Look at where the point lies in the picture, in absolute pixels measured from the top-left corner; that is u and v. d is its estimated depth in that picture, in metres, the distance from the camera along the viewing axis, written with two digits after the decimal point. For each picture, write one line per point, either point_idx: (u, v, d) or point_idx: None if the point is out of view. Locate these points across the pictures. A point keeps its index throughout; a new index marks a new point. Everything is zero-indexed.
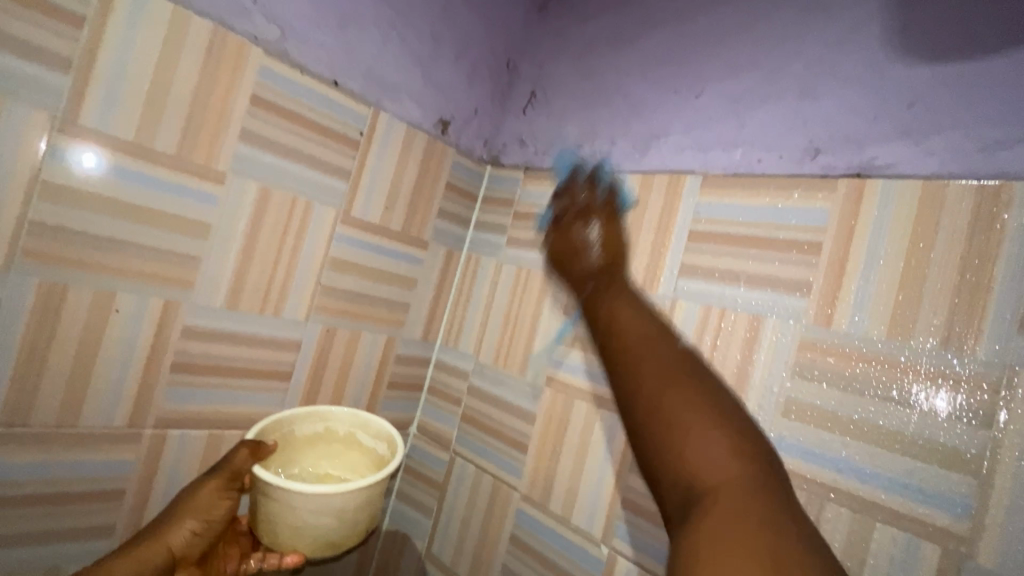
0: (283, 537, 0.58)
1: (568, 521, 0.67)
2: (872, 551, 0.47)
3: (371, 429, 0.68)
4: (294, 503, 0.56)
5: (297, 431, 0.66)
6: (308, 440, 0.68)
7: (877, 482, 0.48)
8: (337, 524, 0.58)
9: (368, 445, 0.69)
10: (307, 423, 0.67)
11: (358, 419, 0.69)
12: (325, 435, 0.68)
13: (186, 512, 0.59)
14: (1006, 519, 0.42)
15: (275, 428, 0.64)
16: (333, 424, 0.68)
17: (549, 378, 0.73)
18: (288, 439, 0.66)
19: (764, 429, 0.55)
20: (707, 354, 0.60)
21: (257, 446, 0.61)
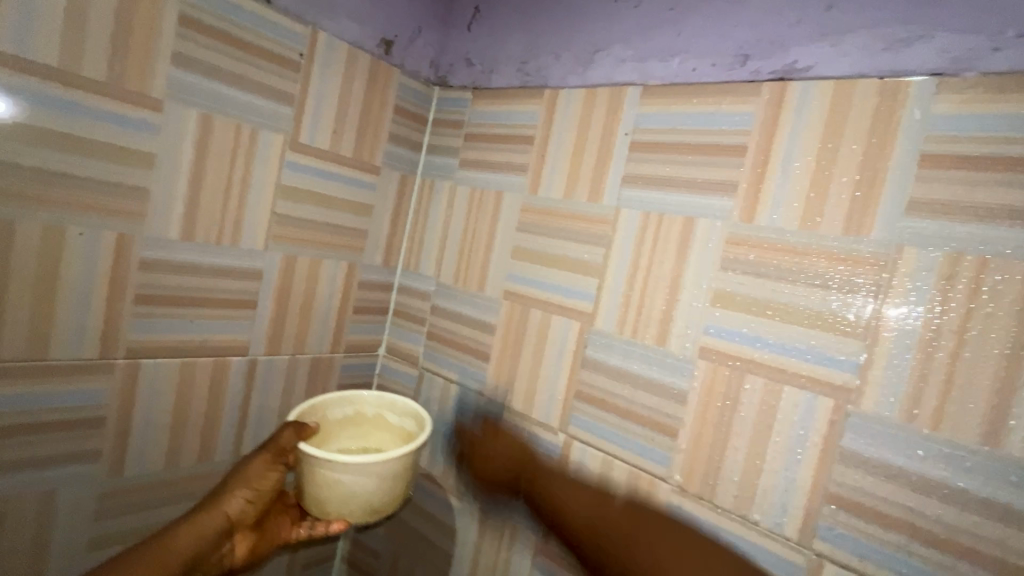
0: (330, 506, 0.62)
1: (528, 416, 0.74)
2: (780, 412, 0.54)
3: (398, 408, 0.74)
4: (338, 473, 0.60)
5: (331, 413, 0.72)
6: (342, 422, 0.74)
7: (786, 353, 0.54)
8: (378, 490, 0.62)
9: (396, 424, 0.75)
10: (339, 405, 0.73)
11: (385, 400, 0.75)
12: (356, 418, 0.74)
13: (240, 483, 0.65)
14: (886, 374, 0.49)
15: (312, 411, 0.70)
16: (363, 406, 0.74)
17: (506, 291, 0.78)
18: (323, 422, 0.72)
19: (695, 319, 0.60)
20: (647, 258, 0.64)
21: (299, 427, 0.65)
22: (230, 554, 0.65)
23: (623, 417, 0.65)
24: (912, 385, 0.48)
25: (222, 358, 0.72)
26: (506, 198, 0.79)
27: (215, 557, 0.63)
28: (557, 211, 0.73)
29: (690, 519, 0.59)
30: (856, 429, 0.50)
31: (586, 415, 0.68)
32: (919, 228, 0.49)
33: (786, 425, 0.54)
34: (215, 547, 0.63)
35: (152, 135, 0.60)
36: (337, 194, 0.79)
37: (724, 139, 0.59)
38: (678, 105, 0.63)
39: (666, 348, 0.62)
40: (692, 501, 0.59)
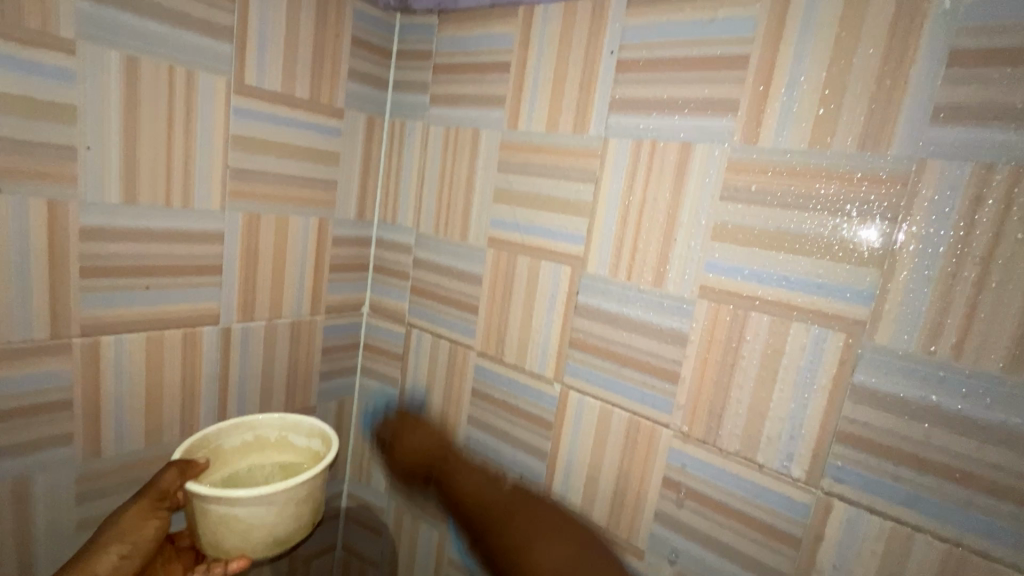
0: (229, 544, 0.57)
1: (522, 367, 0.71)
2: (787, 350, 0.51)
3: (304, 426, 0.71)
4: (232, 507, 0.55)
5: (226, 443, 0.66)
6: (238, 450, 0.68)
7: (794, 286, 0.50)
8: (280, 520, 0.58)
9: (302, 444, 0.71)
10: (235, 433, 0.67)
11: (288, 422, 0.71)
12: (255, 443, 0.69)
13: (112, 539, 0.53)
14: (903, 304, 0.45)
15: (204, 443, 0.63)
16: (262, 430, 0.69)
17: (491, 239, 0.72)
18: (217, 454, 0.65)
19: (694, 255, 0.56)
20: (640, 192, 0.59)
21: (186, 465, 0.58)
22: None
23: (620, 364, 0.62)
24: (933, 314, 0.44)
25: (192, 329, 0.67)
26: (483, 136, 0.72)
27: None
28: (539, 146, 0.67)
29: (693, 463, 0.57)
30: (871, 364, 0.47)
31: (580, 365, 0.65)
32: (945, 140, 0.43)
33: (794, 364, 0.51)
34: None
35: (69, 84, 0.52)
36: (296, 142, 0.71)
37: (722, 50, 0.52)
38: (669, 13, 0.55)
39: (663, 289, 0.58)
40: (695, 445, 0.57)
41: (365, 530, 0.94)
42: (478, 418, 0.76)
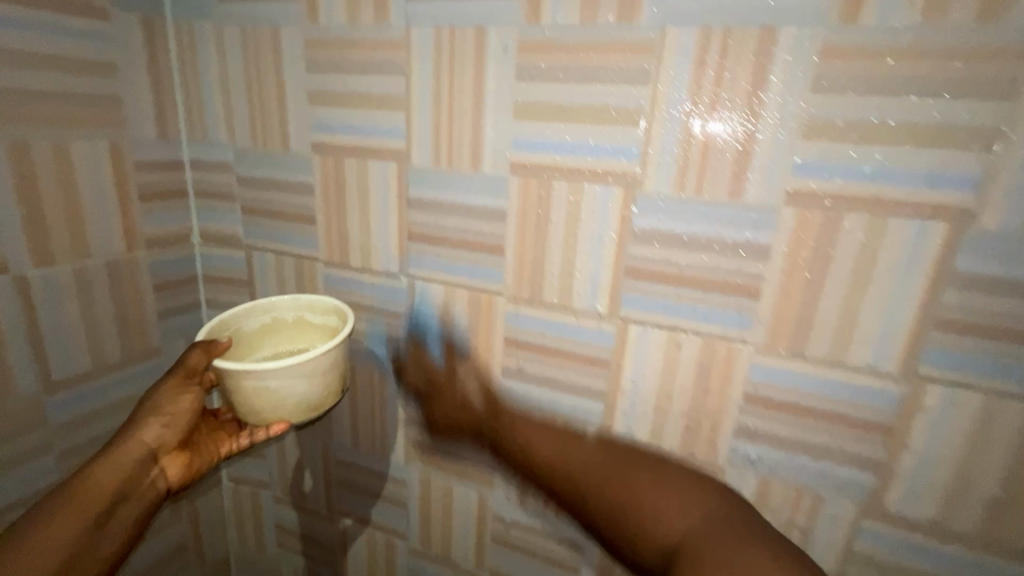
0: (264, 412, 0.59)
1: (568, 307, 0.63)
2: (884, 247, 0.49)
3: (317, 308, 0.71)
4: (264, 380, 0.57)
5: (245, 326, 0.69)
6: (261, 332, 0.71)
7: (891, 181, 0.47)
8: (310, 388, 0.60)
9: (319, 321, 0.72)
10: (253, 316, 0.69)
11: (302, 302, 0.71)
12: (273, 325, 0.72)
13: (151, 413, 0.60)
14: (1015, 185, 0.44)
15: (229, 327, 0.67)
16: (277, 313, 0.71)
17: (514, 164, 0.61)
18: (240, 335, 0.69)
19: (783, 158, 0.50)
20: (712, 88, 0.51)
21: (209, 345, 0.61)
22: (162, 479, 0.61)
23: (686, 287, 0.57)
24: None
25: None
26: (490, 35, 0.58)
27: (145, 483, 0.59)
28: (570, 47, 0.55)
29: (781, 373, 0.56)
30: (974, 247, 0.46)
31: (641, 295, 0.59)
32: None
33: (891, 261, 0.49)
34: (149, 466, 0.59)
35: None
36: (82, 53, 0.65)
37: None
38: None
39: (742, 200, 0.52)
40: (783, 358, 0.55)
41: (382, 503, 0.86)
42: (515, 367, 0.69)
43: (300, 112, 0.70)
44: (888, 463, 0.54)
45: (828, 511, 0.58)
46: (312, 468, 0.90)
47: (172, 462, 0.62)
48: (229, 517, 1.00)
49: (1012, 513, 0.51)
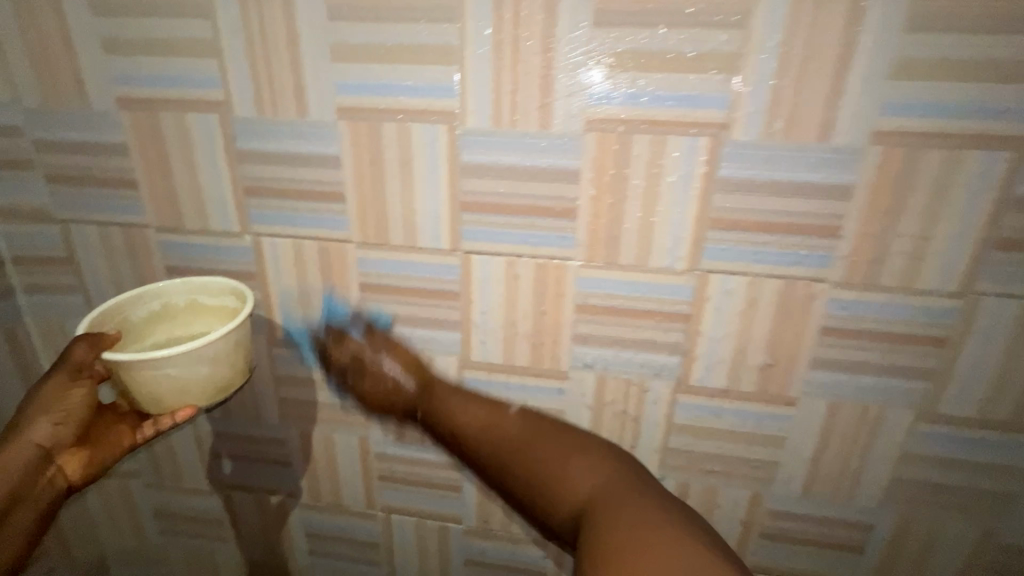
0: (167, 399, 0.59)
1: (414, 246, 0.67)
2: (665, 163, 0.58)
3: (212, 290, 0.68)
4: (159, 367, 0.56)
5: (133, 315, 0.66)
6: (152, 319, 0.68)
7: (663, 104, 0.55)
8: (214, 371, 0.59)
9: (215, 303, 0.69)
10: (141, 304, 0.66)
11: (192, 285, 0.68)
12: (164, 311, 0.68)
13: (38, 412, 0.58)
14: (750, 102, 0.54)
15: (114, 316, 0.64)
16: (168, 298, 0.68)
17: (341, 109, 0.61)
18: (128, 325, 0.66)
19: (579, 89, 0.56)
20: (512, 25, 0.55)
21: (96, 338, 0.58)
22: (61, 475, 0.60)
23: (517, 215, 0.63)
24: (772, 100, 0.54)
25: None
26: None
27: (38, 484, 0.59)
28: None
29: (600, 282, 0.64)
30: (730, 156, 0.56)
31: (479, 227, 0.64)
32: None
33: (672, 175, 0.58)
34: (44, 466, 0.59)
35: None
36: None
37: None
38: None
39: (551, 130, 0.58)
40: (602, 269, 0.63)
41: (266, 466, 0.86)
42: (375, 311, 0.71)
43: (96, 63, 0.64)
44: (689, 346, 0.65)
45: (651, 393, 0.69)
46: (185, 445, 0.87)
47: (69, 460, 0.61)
48: (98, 512, 0.94)
49: (778, 368, 0.65)
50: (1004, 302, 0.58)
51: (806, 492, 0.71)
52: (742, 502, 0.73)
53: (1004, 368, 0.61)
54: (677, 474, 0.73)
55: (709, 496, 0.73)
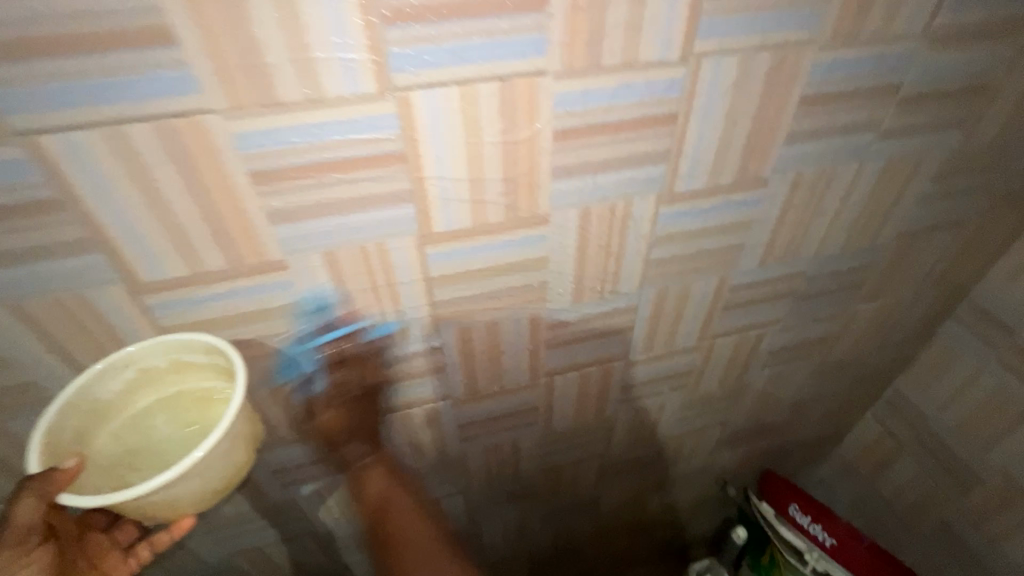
0: (162, 514, 0.51)
1: None
2: None
3: (200, 347, 0.54)
4: (147, 497, 0.48)
5: (101, 394, 0.53)
6: (128, 388, 0.55)
7: None
8: (216, 475, 0.52)
9: (202, 360, 0.55)
10: (107, 379, 0.53)
11: (166, 346, 0.53)
12: (142, 376, 0.55)
13: None
14: None
15: (80, 402, 0.51)
16: (142, 364, 0.54)
17: None
18: (100, 404, 0.53)
19: None
20: None
21: (42, 482, 0.47)
22: None
23: (70, 56, 0.38)
24: None
25: None
26: None
27: None
28: None
29: (269, 135, 0.45)
30: None
31: (19, 91, 0.38)
32: None
33: None
34: None
35: None
36: None
37: None
38: None
39: None
40: (261, 117, 0.44)
41: None
42: None
43: None
44: (418, 190, 0.53)
45: (396, 255, 0.58)
46: None
47: None
48: None
49: (523, 189, 0.56)
50: (719, 61, 0.53)
51: (577, 299, 0.72)
52: (524, 326, 0.72)
53: (725, 135, 0.59)
54: (452, 322, 0.68)
55: (491, 332, 0.71)
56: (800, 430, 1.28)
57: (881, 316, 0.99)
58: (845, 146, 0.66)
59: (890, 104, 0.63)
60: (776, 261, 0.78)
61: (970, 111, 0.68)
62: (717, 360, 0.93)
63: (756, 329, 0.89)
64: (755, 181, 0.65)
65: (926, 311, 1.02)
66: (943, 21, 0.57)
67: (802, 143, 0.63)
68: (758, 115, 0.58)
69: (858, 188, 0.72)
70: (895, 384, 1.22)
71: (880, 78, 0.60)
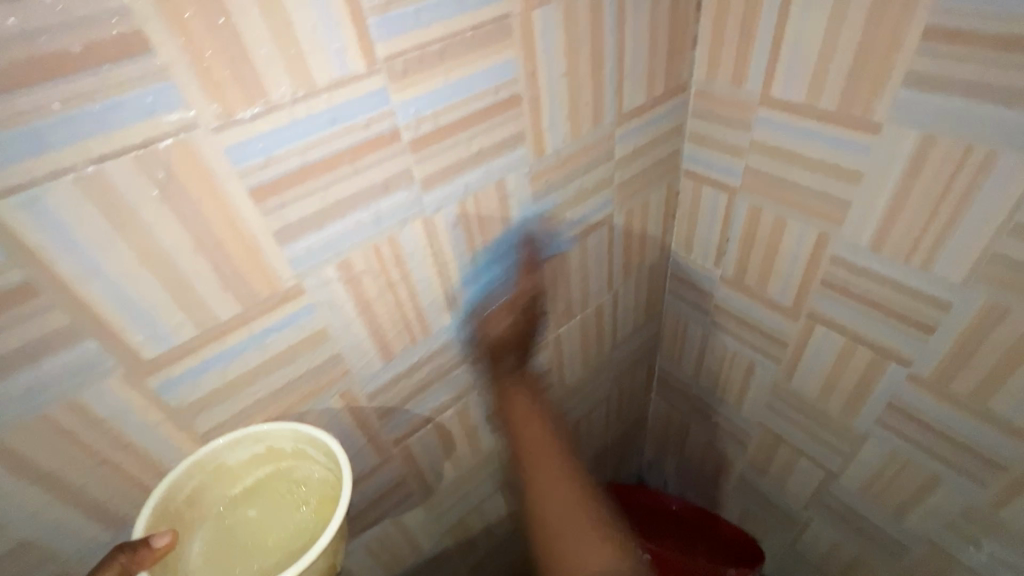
0: None
1: None
2: None
3: (322, 447, 0.49)
4: None
5: (229, 460, 0.50)
6: (247, 463, 0.51)
7: None
8: None
9: (320, 460, 0.51)
10: (238, 447, 0.50)
11: (299, 433, 0.50)
12: (269, 453, 0.52)
13: None
14: None
15: (203, 467, 0.48)
16: (273, 441, 0.51)
17: None
18: (222, 471, 0.50)
19: None
20: None
21: (138, 549, 0.41)
22: None
23: None
24: None
25: None
26: None
27: None
28: None
29: None
30: None
31: None
32: None
33: None
34: None
35: None
36: None
37: None
38: None
39: None
40: None
41: None
42: None
43: None
44: None
45: None
46: None
47: None
48: None
49: None
50: (37, 199, 0.34)
51: (121, 525, 0.49)
52: None
53: (166, 274, 0.41)
54: None
55: None
56: (596, 442, 1.19)
57: (593, 323, 0.90)
58: (383, 214, 0.51)
59: (402, 153, 0.49)
60: (407, 346, 0.62)
61: (520, 125, 0.57)
62: (431, 456, 0.77)
63: (450, 409, 0.74)
64: (275, 296, 0.48)
65: (638, 297, 0.97)
66: (393, 49, 0.44)
67: (308, 236, 0.47)
68: (195, 233, 0.41)
69: (447, 243, 0.58)
70: (658, 363, 1.17)
71: (356, 132, 0.45)
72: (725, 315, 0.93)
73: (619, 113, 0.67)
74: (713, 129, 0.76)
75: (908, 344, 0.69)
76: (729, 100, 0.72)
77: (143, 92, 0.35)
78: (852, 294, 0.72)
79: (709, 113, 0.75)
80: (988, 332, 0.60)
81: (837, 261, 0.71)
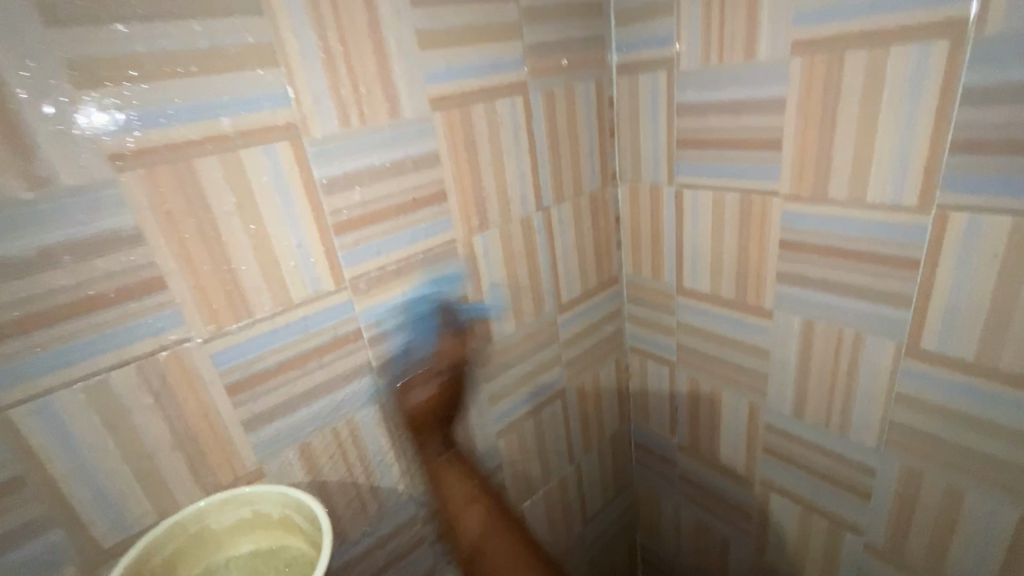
0: None
1: None
2: None
3: (306, 514, 0.47)
4: None
5: (214, 522, 0.49)
6: (231, 529, 0.50)
7: None
8: None
9: (303, 529, 0.49)
10: (225, 509, 0.49)
11: (287, 497, 0.49)
12: (256, 519, 0.50)
13: None
14: None
15: (185, 530, 0.47)
16: (261, 505, 0.50)
17: None
18: (206, 536, 0.49)
19: None
20: None
21: None
22: None
23: None
24: None
25: None
26: None
27: None
28: None
29: None
30: None
31: None
32: None
33: None
34: None
35: None
36: None
37: None
38: None
39: None
40: None
41: None
42: None
43: None
44: None
45: None
46: None
47: None
48: None
49: None
50: (46, 406, 0.41)
51: None
52: None
53: (140, 465, 0.47)
54: None
55: None
56: None
57: (558, 497, 0.91)
58: (342, 400, 0.59)
59: (361, 349, 0.59)
60: (363, 526, 0.64)
61: (467, 320, 0.68)
62: None
63: None
64: (236, 479, 0.53)
65: (603, 467, 0.99)
66: (357, 271, 0.56)
67: (272, 424, 0.54)
68: (173, 425, 0.48)
69: None
70: (640, 539, 1.13)
71: (323, 335, 0.56)
72: (689, 483, 0.95)
73: (558, 303, 0.80)
74: (646, 312, 0.88)
75: (853, 510, 0.71)
76: (654, 290, 0.85)
77: (153, 318, 0.45)
78: (792, 460, 0.76)
79: (640, 300, 0.88)
80: (915, 495, 0.64)
81: (771, 428, 0.76)
